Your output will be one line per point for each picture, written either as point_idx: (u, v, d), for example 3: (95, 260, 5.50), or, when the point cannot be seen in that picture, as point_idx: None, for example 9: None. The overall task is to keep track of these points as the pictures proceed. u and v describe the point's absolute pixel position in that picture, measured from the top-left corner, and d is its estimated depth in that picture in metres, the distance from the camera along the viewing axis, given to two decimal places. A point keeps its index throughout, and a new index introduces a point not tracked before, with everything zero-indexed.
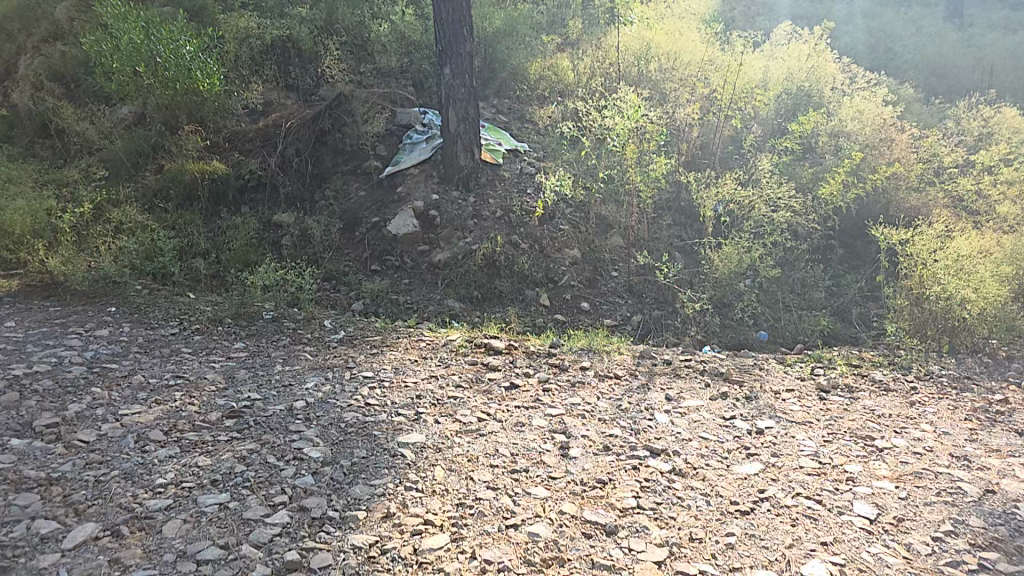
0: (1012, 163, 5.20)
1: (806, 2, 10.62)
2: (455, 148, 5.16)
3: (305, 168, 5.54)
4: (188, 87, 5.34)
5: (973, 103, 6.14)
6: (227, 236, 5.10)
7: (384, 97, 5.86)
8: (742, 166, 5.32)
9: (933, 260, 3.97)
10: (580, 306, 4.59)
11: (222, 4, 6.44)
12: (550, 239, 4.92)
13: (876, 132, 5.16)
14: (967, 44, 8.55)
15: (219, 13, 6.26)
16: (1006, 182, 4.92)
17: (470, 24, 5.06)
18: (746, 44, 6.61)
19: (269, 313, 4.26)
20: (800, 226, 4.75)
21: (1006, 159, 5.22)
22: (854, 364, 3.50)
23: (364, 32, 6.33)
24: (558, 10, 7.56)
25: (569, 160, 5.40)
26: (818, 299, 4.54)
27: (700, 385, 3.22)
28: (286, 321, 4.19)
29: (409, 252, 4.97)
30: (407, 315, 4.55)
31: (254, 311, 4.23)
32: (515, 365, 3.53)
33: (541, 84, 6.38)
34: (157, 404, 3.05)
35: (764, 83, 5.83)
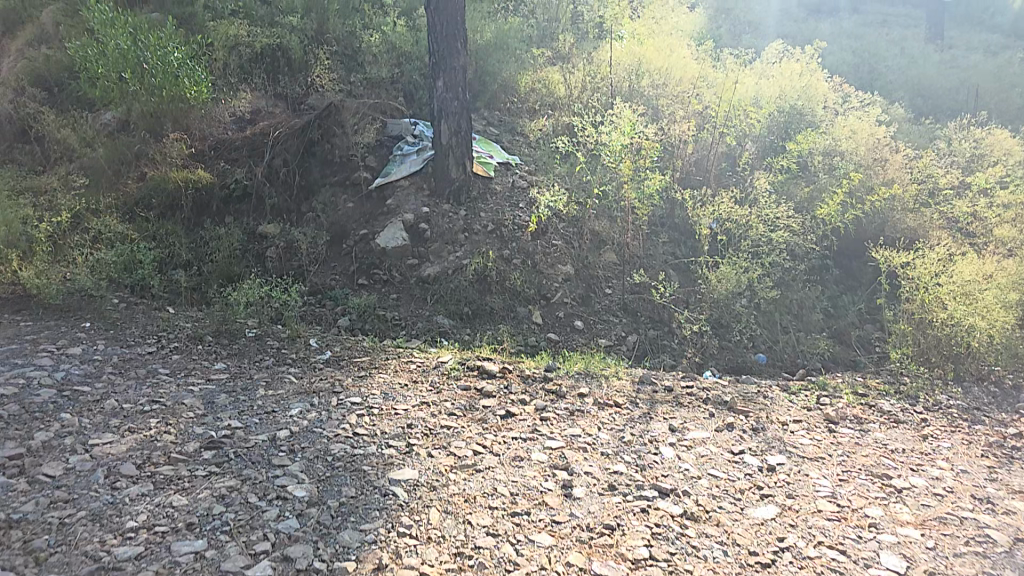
0: (1007, 185, 5.14)
1: (791, 22, 10.67)
2: (447, 161, 5.03)
3: (292, 179, 5.33)
4: (174, 94, 5.26)
5: (963, 124, 6.12)
6: (209, 248, 4.91)
7: (375, 108, 5.73)
8: (739, 185, 5.12)
9: (936, 284, 3.90)
10: (574, 324, 4.46)
11: (211, 10, 6.30)
12: (543, 254, 4.77)
13: (871, 152, 5.10)
14: (952, 65, 8.58)
15: (208, 21, 6.09)
16: (1003, 206, 4.84)
17: (464, 38, 4.94)
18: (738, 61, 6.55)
19: (252, 331, 4.08)
20: (798, 246, 4.58)
21: (1000, 181, 5.16)
22: (859, 394, 3.41)
23: (354, 42, 6.22)
24: (548, 24, 7.46)
25: (562, 175, 5.28)
26: (816, 321, 4.43)
27: (706, 415, 3.12)
28: (269, 339, 4.01)
29: (398, 266, 4.81)
30: (395, 332, 4.40)
31: (236, 329, 4.04)
32: (510, 391, 3.37)
33: (530, 97, 6.23)
34: (131, 434, 2.85)
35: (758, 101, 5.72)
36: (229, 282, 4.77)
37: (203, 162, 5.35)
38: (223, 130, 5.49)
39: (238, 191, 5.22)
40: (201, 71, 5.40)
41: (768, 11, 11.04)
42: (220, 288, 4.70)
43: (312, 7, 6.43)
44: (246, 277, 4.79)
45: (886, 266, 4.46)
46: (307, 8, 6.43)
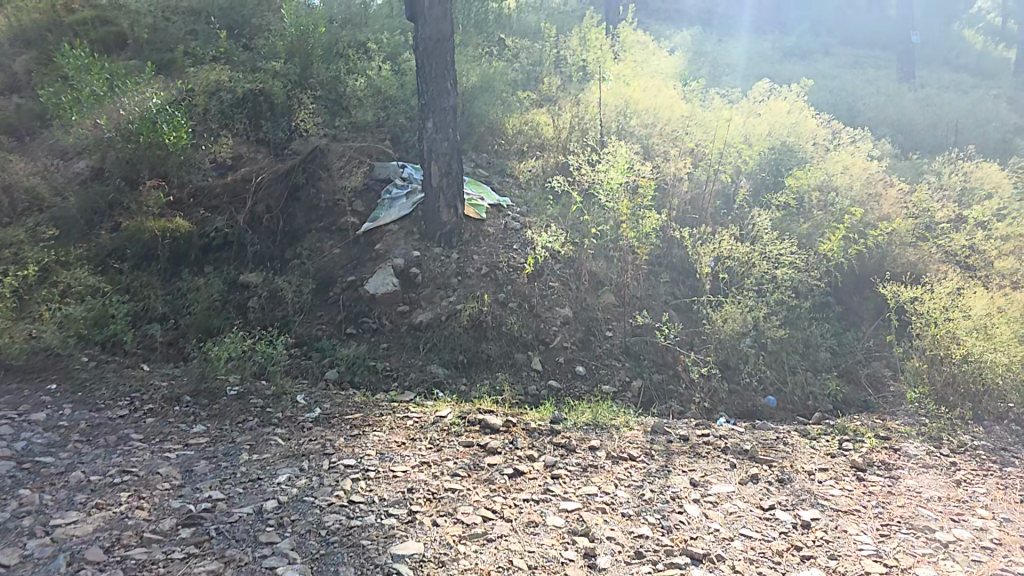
0: (1003, 216, 5.12)
1: (766, 64, 10.93)
2: (438, 204, 4.89)
3: (277, 224, 5.21)
4: (152, 140, 5.00)
5: (949, 159, 6.17)
6: (188, 300, 4.67)
7: (362, 152, 5.63)
8: (737, 222, 5.04)
9: (945, 318, 3.83)
10: (575, 371, 4.27)
11: (191, 56, 6.18)
12: (539, 297, 4.61)
13: (865, 188, 5.08)
14: (928, 102, 8.77)
15: (189, 67, 5.99)
16: (1001, 238, 4.82)
17: (453, 78, 4.87)
18: (725, 100, 6.58)
19: (233, 389, 3.81)
20: (802, 283, 4.47)
21: (995, 213, 5.14)
22: (882, 437, 3.25)
23: (340, 87, 6.02)
24: (532, 68, 7.48)
25: (554, 216, 5.20)
26: (825, 361, 4.28)
27: (726, 466, 2.93)
28: (252, 397, 3.74)
29: (388, 314, 4.61)
30: (387, 384, 4.16)
31: (217, 387, 3.79)
32: (516, 447, 3.16)
33: (519, 138, 6.22)
34: (99, 511, 2.57)
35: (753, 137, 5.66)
36: (208, 335, 4.52)
37: (182, 211, 5.17)
38: (202, 176, 5.27)
39: (219, 240, 5.02)
40: (180, 114, 5.12)
41: (742, 55, 11.31)
42: (199, 342, 4.45)
43: (296, 52, 6.16)
44: (227, 330, 4.54)
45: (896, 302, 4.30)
46: (290, 53, 6.17)
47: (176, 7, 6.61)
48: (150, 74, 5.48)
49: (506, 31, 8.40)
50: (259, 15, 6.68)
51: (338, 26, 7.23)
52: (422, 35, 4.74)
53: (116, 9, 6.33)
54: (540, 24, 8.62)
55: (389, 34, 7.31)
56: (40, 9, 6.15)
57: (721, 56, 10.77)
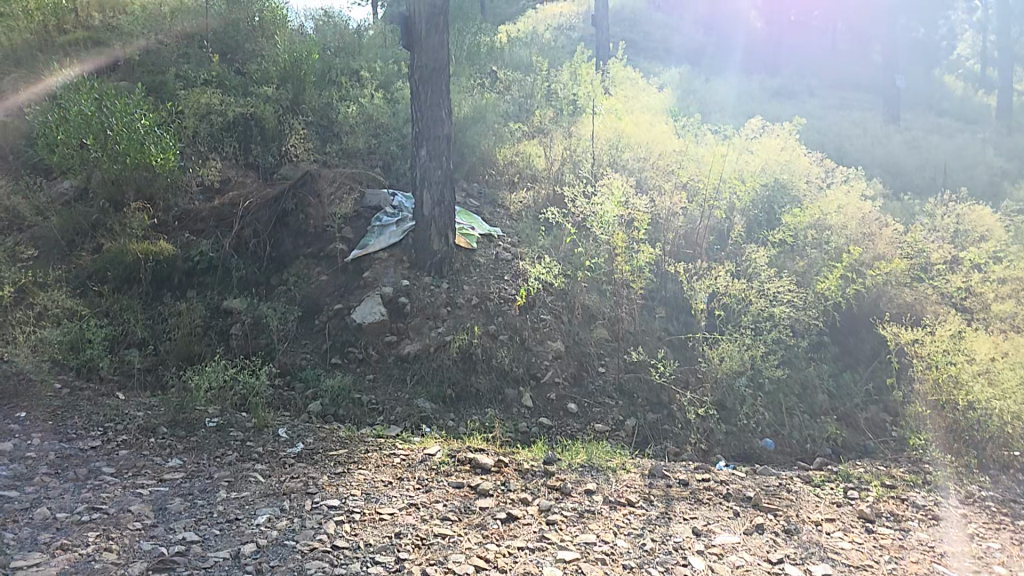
0: (1001, 259, 5.10)
1: (754, 104, 11.10)
2: (429, 233, 4.80)
3: (263, 249, 5.06)
4: (139, 161, 4.84)
5: (941, 200, 6.20)
6: (168, 325, 4.50)
7: (353, 178, 5.54)
8: (731, 258, 5.04)
9: (948, 360, 3.73)
10: (567, 408, 4.14)
11: (181, 77, 6.09)
12: (532, 330, 4.50)
13: (860, 227, 5.07)
14: (915, 146, 8.93)
15: (180, 90, 5.88)
16: (998, 280, 4.80)
17: (448, 106, 4.82)
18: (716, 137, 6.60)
19: (212, 420, 3.62)
20: (799, 323, 4.42)
21: (994, 255, 5.11)
22: (888, 486, 3.18)
23: (331, 113, 6.12)
24: (524, 100, 7.45)
25: (546, 246, 5.12)
26: (823, 403, 4.21)
27: (730, 515, 2.83)
28: (231, 430, 3.56)
29: (375, 344, 4.48)
30: (371, 418, 4.00)
31: (195, 418, 3.61)
32: (508, 490, 3.02)
33: (510, 170, 6.20)
34: (62, 552, 2.37)
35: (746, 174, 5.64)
36: (188, 362, 4.35)
37: (167, 234, 5.01)
38: (190, 200, 5.17)
39: (203, 264, 4.85)
40: (169, 137, 5.03)
41: (731, 94, 11.50)
42: (178, 369, 4.27)
43: (289, 77, 6.12)
44: (207, 357, 4.37)
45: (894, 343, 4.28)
46: (283, 79, 6.13)
47: (169, 30, 6.54)
48: (140, 94, 5.38)
49: (499, 63, 8.44)
50: (251, 41, 6.72)
51: (331, 54, 7.22)
52: (418, 63, 4.70)
53: (116, 34, 6.29)
54: (532, 58, 8.66)
55: (382, 63, 7.31)
56: (32, 30, 6.02)
57: (711, 94, 10.90)
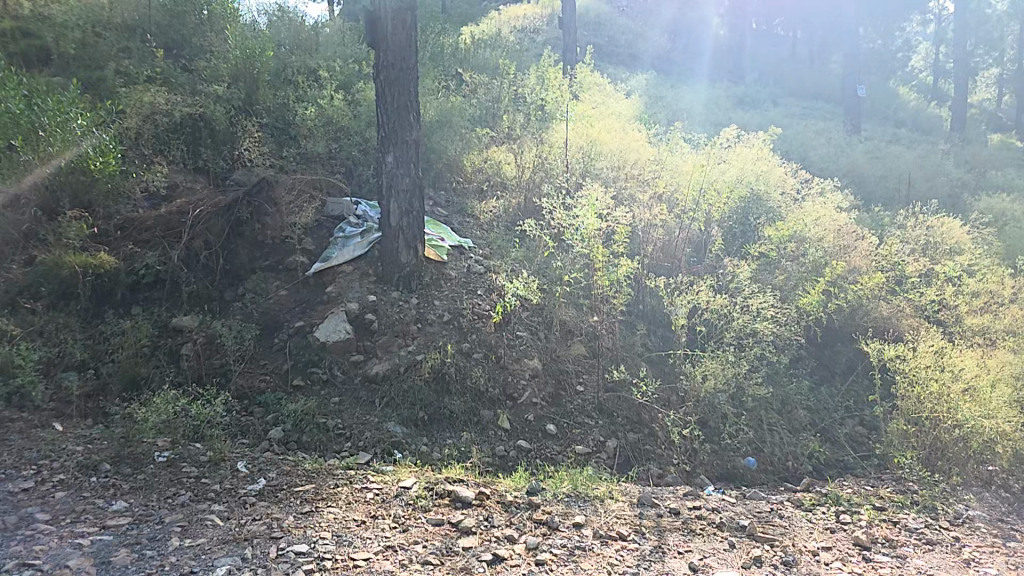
0: (971, 271, 5.20)
1: (717, 111, 11.23)
2: (396, 244, 4.59)
3: (215, 262, 4.74)
4: (77, 165, 4.40)
5: (908, 211, 6.32)
6: (111, 346, 4.14)
7: (312, 185, 5.33)
8: (711, 271, 5.05)
9: (931, 379, 3.66)
10: (546, 430, 3.98)
11: (121, 72, 5.60)
12: (507, 348, 4.33)
13: (840, 242, 5.16)
14: (877, 156, 9.14)
15: (121, 87, 5.37)
16: (970, 294, 4.87)
17: (417, 109, 4.61)
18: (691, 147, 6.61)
19: (162, 454, 3.31)
20: (781, 338, 4.40)
21: (965, 267, 5.21)
22: (878, 508, 3.09)
23: (288, 115, 5.80)
24: (491, 104, 7.21)
25: (518, 260, 5.02)
26: (804, 420, 4.19)
27: (725, 547, 2.69)
28: (184, 465, 3.26)
29: (340, 364, 4.20)
30: (337, 444, 3.74)
31: (143, 453, 3.29)
32: (493, 526, 2.82)
33: (478, 177, 6.13)
34: None
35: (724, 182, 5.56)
36: (134, 389, 4.00)
37: (109, 245, 4.56)
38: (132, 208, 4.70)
39: (149, 278, 4.52)
40: (108, 139, 4.58)
41: (694, 101, 11.63)
42: (121, 395, 3.94)
43: (240, 76, 5.76)
44: (155, 381, 4.03)
45: (878, 361, 4.29)
46: (234, 77, 5.74)
47: (111, 23, 6.00)
48: (75, 91, 4.86)
49: (464, 65, 8.28)
50: (200, 36, 6.31)
51: (286, 52, 6.86)
52: (384, 62, 4.47)
53: (35, 16, 5.58)
54: (497, 60, 8.52)
55: (342, 63, 7.02)
56: None
57: (675, 101, 11.00)
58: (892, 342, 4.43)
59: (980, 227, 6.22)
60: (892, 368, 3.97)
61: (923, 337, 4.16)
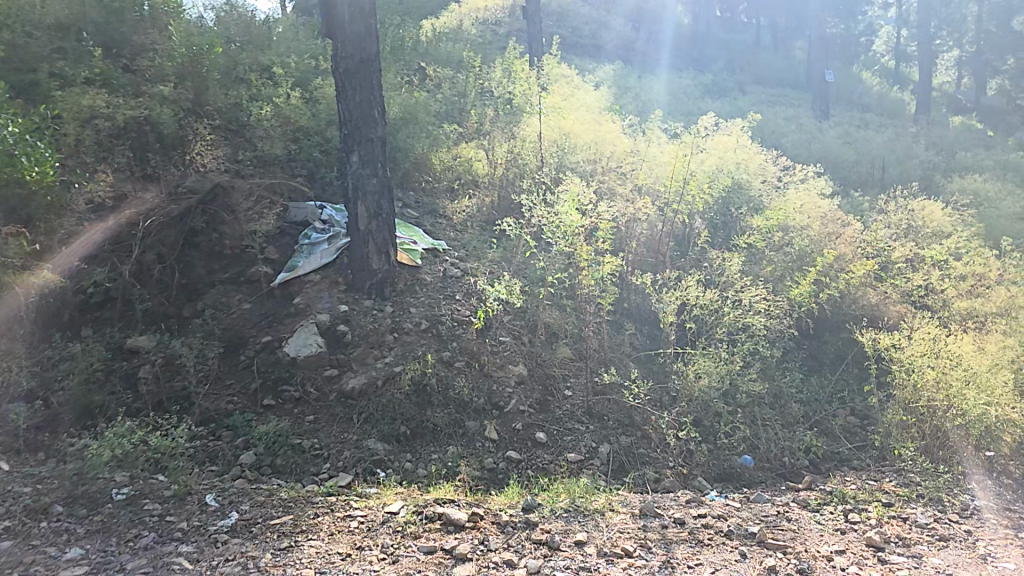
0: (956, 254, 5.21)
1: (685, 101, 11.21)
2: (366, 250, 4.36)
3: (170, 277, 4.43)
4: (10, 178, 3.79)
5: (885, 197, 6.36)
6: (59, 371, 3.80)
7: (272, 190, 5.05)
8: (695, 265, 5.07)
9: (933, 366, 3.58)
10: (535, 438, 3.80)
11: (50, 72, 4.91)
12: (490, 355, 4.17)
13: (824, 229, 5.15)
14: (847, 141, 9.24)
15: (55, 91, 4.74)
16: (957, 278, 4.90)
17: (381, 104, 4.36)
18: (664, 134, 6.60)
19: (120, 491, 3.02)
20: (773, 331, 4.35)
21: (949, 250, 5.21)
22: (886, 504, 2.97)
23: (242, 116, 5.48)
24: (456, 99, 6.96)
25: (495, 261, 4.95)
26: (797, 412, 4.12)
27: (736, 558, 2.51)
28: (146, 502, 2.98)
29: (312, 379, 3.95)
30: (314, 466, 3.50)
31: (99, 492, 3.00)
32: (489, 550, 2.62)
33: (447, 176, 5.92)
34: None
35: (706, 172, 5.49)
36: (87, 417, 3.68)
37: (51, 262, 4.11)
38: (76, 220, 4.37)
39: (99, 296, 4.21)
40: (46, 149, 4.04)
41: (660, 91, 11.58)
42: (75, 426, 3.63)
43: (189, 76, 5.37)
44: (111, 409, 3.72)
45: (874, 349, 4.24)
46: (181, 77, 5.36)
47: (41, 22, 5.11)
48: (1, 94, 4.22)
49: (426, 58, 8.03)
50: (143, 33, 5.66)
51: (237, 48, 6.43)
52: (342, 54, 4.22)
53: None
54: (461, 54, 8.29)
55: (297, 59, 6.69)
56: None
57: (642, 91, 10.94)
58: (884, 331, 4.44)
59: (958, 209, 6.27)
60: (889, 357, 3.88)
61: (920, 327, 4.13)
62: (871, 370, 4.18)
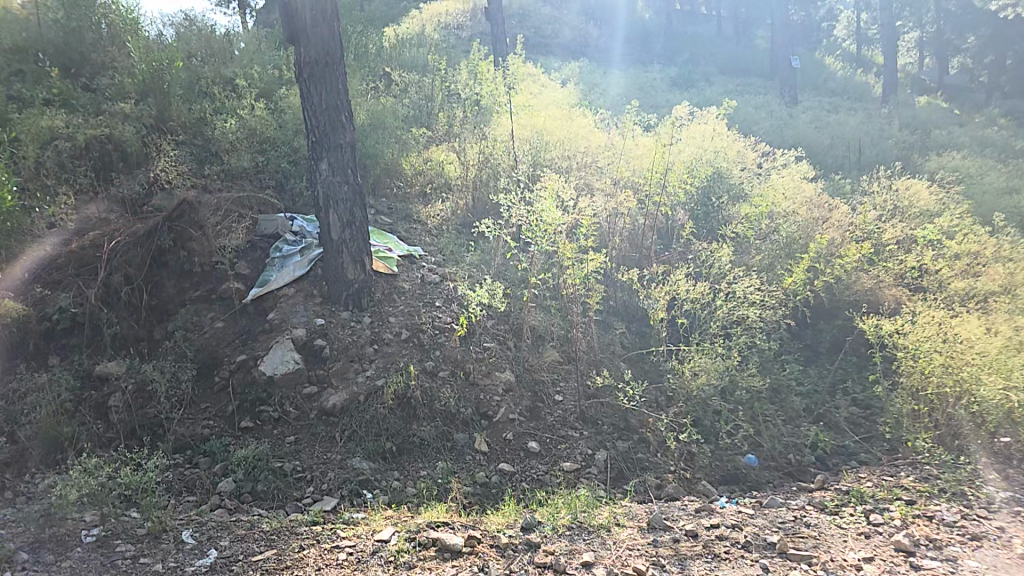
0: (950, 232, 5.10)
1: (656, 94, 11.12)
2: (341, 259, 4.11)
3: (139, 299, 4.10)
4: None
5: (869, 178, 6.27)
6: (26, 405, 3.57)
7: (242, 203, 4.76)
8: (681, 258, 4.93)
9: (940, 349, 3.57)
10: (528, 448, 3.60)
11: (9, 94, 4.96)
12: (476, 362, 3.95)
13: (811, 214, 5.03)
14: (822, 125, 9.21)
15: (15, 114, 4.73)
16: (952, 257, 4.80)
17: (348, 109, 4.13)
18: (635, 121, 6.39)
19: (90, 534, 2.71)
20: (768, 321, 4.20)
21: (942, 228, 5.12)
22: (909, 503, 2.82)
23: (206, 130, 5.19)
24: (424, 102, 6.74)
25: (473, 264, 4.75)
26: (798, 406, 3.97)
27: (758, 571, 2.33)
28: (119, 543, 2.67)
29: (291, 398, 3.69)
30: (298, 490, 3.25)
31: (68, 535, 2.68)
32: None
33: (419, 180, 5.68)
34: None
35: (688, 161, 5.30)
36: (58, 450, 3.46)
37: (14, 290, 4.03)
38: (39, 246, 4.21)
39: (65, 322, 3.95)
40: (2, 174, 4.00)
41: (630, 86, 11.48)
42: (45, 461, 3.41)
43: (149, 92, 5.26)
44: (81, 441, 3.49)
45: (875, 335, 4.13)
46: (142, 93, 5.27)
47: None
48: None
49: (391, 64, 7.83)
50: (101, 52, 5.62)
51: (198, 63, 6.17)
52: (305, 59, 3.97)
53: None
54: (427, 58, 8.09)
55: (261, 70, 6.42)
56: None
57: (611, 87, 10.83)
58: (886, 316, 4.32)
59: (944, 186, 6.21)
60: (894, 343, 3.89)
61: (921, 312, 4.06)
62: (874, 358, 4.06)
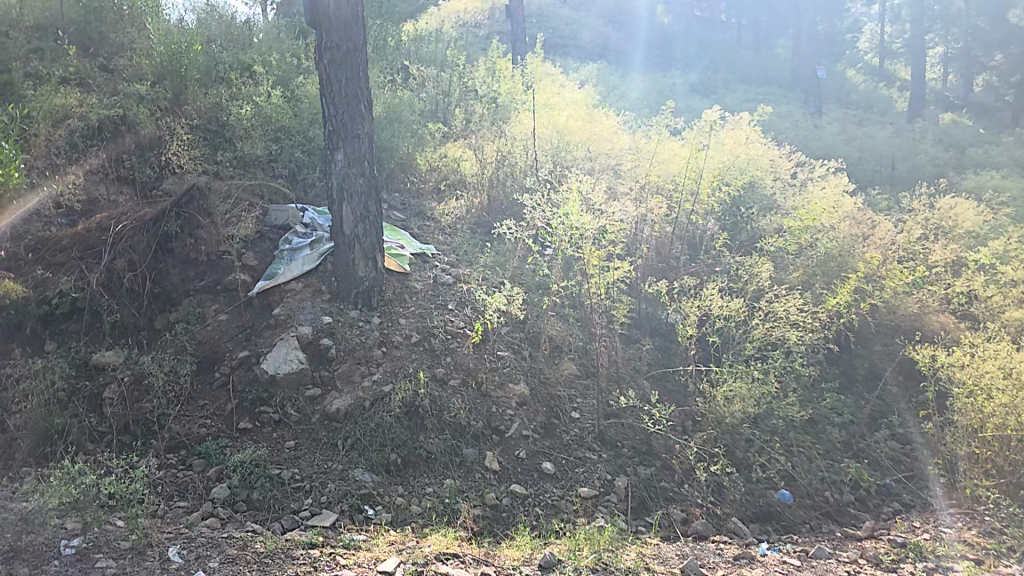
0: (999, 256, 4.80)
1: (677, 100, 10.81)
2: (352, 256, 3.85)
3: (142, 285, 3.85)
4: None
5: (906, 197, 5.97)
6: (17, 393, 3.31)
7: (252, 192, 4.50)
8: (709, 270, 4.65)
9: (1002, 387, 3.34)
10: (542, 469, 3.32)
11: (21, 70, 4.71)
12: (489, 372, 3.69)
13: (854, 230, 4.72)
14: (850, 138, 8.90)
15: (28, 91, 4.48)
16: (1010, 282, 4.48)
17: (369, 98, 3.86)
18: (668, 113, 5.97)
19: (69, 544, 2.41)
20: (807, 345, 3.92)
21: (993, 253, 4.79)
22: (977, 562, 2.67)
23: (222, 115, 4.86)
24: (442, 98, 6.46)
25: (490, 266, 4.51)
26: (835, 438, 3.71)
27: None
28: (99, 557, 2.37)
29: (292, 400, 3.43)
30: (295, 502, 2.97)
31: (46, 546, 2.39)
32: None
33: (434, 177, 5.41)
34: None
35: (727, 168, 4.99)
36: (46, 444, 3.19)
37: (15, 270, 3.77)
38: (44, 225, 3.92)
39: (64, 308, 3.67)
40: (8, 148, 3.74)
41: (650, 91, 11.17)
42: (31, 456, 3.14)
43: (166, 75, 4.97)
44: (72, 434, 3.21)
45: (928, 367, 3.82)
46: (159, 76, 4.98)
47: (14, 23, 5.07)
48: None
49: (410, 57, 7.54)
50: (121, 33, 5.40)
51: (215, 48, 5.90)
52: (326, 44, 3.71)
53: None
54: (446, 54, 7.82)
55: (278, 57, 6.13)
56: None
57: (631, 91, 10.53)
58: (934, 347, 4.05)
59: (988, 206, 5.89)
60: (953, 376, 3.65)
61: (983, 344, 3.76)
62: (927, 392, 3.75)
